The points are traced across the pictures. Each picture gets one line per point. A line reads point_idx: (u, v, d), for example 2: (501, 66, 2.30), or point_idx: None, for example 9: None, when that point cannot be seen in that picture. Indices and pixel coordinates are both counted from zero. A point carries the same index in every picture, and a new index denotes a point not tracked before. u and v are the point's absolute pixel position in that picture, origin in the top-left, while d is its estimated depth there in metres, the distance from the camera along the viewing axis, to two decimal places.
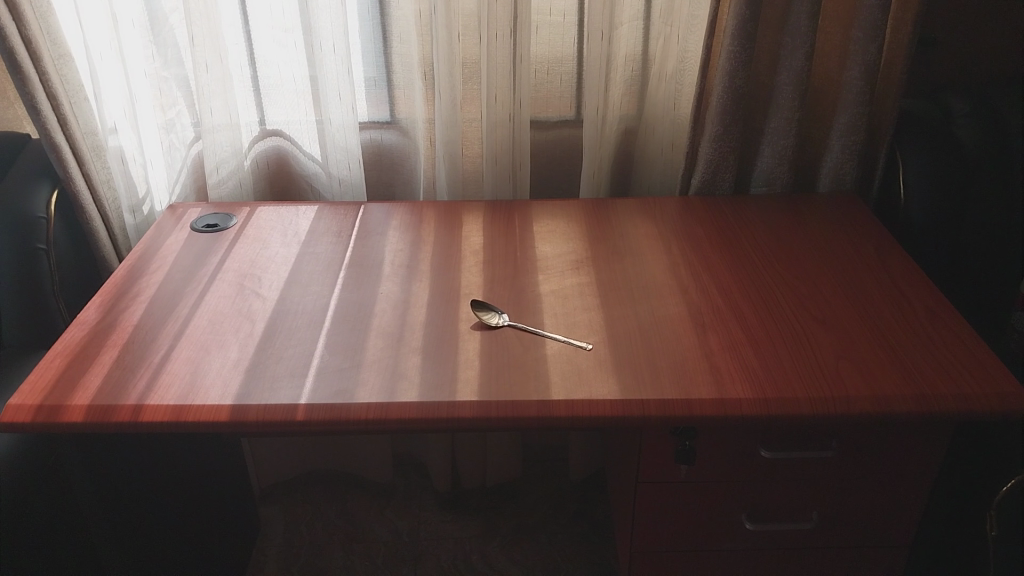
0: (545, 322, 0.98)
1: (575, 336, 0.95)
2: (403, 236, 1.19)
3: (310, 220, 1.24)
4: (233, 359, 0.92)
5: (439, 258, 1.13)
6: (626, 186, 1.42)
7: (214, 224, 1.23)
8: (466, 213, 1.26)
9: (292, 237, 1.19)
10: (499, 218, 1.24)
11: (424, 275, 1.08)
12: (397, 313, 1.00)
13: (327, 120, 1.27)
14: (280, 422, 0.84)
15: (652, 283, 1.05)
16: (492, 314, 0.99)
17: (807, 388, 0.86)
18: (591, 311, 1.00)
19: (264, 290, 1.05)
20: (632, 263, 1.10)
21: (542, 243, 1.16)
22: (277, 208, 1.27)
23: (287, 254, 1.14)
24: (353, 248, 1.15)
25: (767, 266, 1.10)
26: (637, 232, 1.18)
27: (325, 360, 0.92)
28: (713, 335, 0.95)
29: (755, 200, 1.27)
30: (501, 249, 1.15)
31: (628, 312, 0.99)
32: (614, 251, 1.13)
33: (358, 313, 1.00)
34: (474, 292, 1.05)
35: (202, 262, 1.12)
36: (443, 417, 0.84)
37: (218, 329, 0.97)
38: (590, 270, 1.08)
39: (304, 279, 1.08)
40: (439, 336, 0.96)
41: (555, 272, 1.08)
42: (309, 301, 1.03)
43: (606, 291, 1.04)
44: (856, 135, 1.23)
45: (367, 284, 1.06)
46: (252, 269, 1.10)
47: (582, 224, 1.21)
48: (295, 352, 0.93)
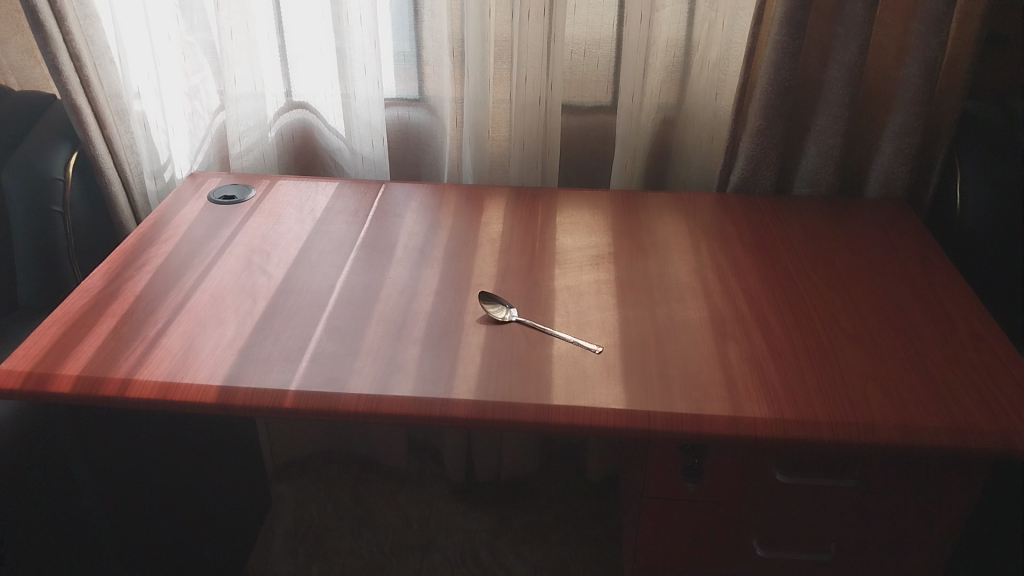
0: (556, 320, 0.93)
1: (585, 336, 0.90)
2: (422, 220, 1.15)
3: (327, 198, 1.21)
4: (229, 337, 0.89)
5: (454, 245, 1.08)
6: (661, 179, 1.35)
7: (231, 196, 1.20)
8: (489, 200, 1.21)
9: (307, 215, 1.16)
10: (523, 206, 1.18)
11: (436, 262, 1.04)
12: (403, 301, 0.96)
13: (353, 94, 1.23)
14: (268, 407, 0.81)
15: (674, 284, 0.99)
16: (499, 308, 0.94)
17: (830, 410, 0.80)
18: (605, 309, 0.94)
19: (270, 267, 1.02)
20: (655, 261, 1.04)
21: (564, 234, 1.10)
22: (296, 182, 1.25)
23: (300, 231, 1.11)
24: (368, 229, 1.11)
25: (801, 274, 1.03)
26: (666, 229, 1.12)
27: (322, 345, 0.88)
28: (734, 344, 0.89)
29: (796, 201, 1.19)
30: (520, 239, 1.09)
31: (646, 313, 0.93)
32: (639, 248, 1.07)
33: (364, 298, 0.96)
34: (485, 283, 1.00)
35: (213, 235, 1.10)
36: (436, 416, 0.80)
37: (218, 305, 0.94)
38: (609, 266, 1.03)
39: (313, 259, 1.04)
40: (442, 326, 0.91)
41: (572, 267, 1.03)
42: (315, 282, 0.99)
43: (624, 289, 0.98)
44: (910, 138, 1.14)
45: (376, 268, 1.02)
46: (262, 246, 1.07)
47: (609, 217, 1.15)
48: (292, 334, 0.90)
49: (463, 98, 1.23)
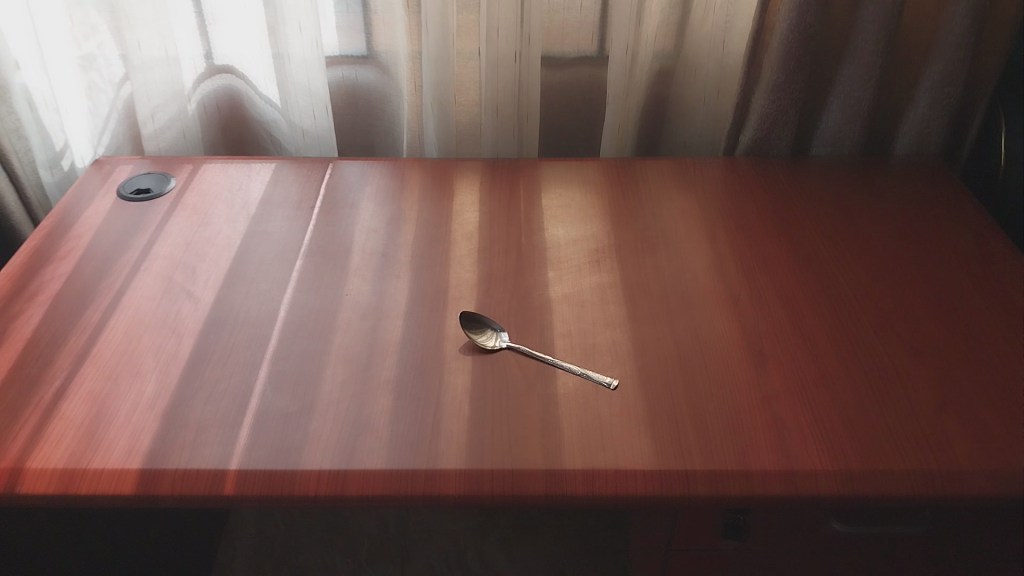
0: (556, 343, 0.76)
1: (594, 365, 0.73)
2: (381, 210, 0.95)
3: (264, 185, 1.00)
4: (148, 395, 0.71)
5: (423, 243, 0.89)
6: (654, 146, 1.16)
7: (145, 190, 0.99)
8: (459, 179, 1.01)
9: (240, 210, 0.95)
10: (499, 185, 0.99)
11: (402, 269, 0.85)
12: (364, 328, 0.78)
13: (287, 55, 1.01)
14: (202, 496, 0.64)
15: (693, 286, 0.82)
16: (486, 332, 0.76)
17: (903, 456, 0.64)
18: (615, 325, 0.77)
19: (198, 288, 0.83)
20: (666, 256, 0.87)
21: (554, 223, 0.92)
22: (225, 165, 1.04)
23: (232, 234, 0.91)
24: (315, 229, 0.92)
25: (837, 261, 0.86)
26: (672, 211, 0.94)
27: (268, 399, 0.71)
28: (776, 369, 0.72)
29: (818, 165, 1.02)
30: (501, 233, 0.91)
31: (664, 329, 0.77)
32: (645, 238, 0.90)
33: (317, 328, 0.78)
34: (464, 296, 0.82)
35: (124, 245, 0.89)
36: (419, 496, 0.63)
37: (133, 350, 0.76)
38: (613, 266, 0.85)
39: (250, 273, 0.85)
40: (418, 361, 0.74)
41: (568, 267, 0.85)
42: (253, 307, 0.81)
43: (634, 296, 0.81)
44: (952, 88, 0.98)
45: (329, 283, 0.84)
46: (184, 258, 0.87)
47: (605, 197, 0.97)
48: (229, 386, 0.72)
49: (423, 54, 1.01)
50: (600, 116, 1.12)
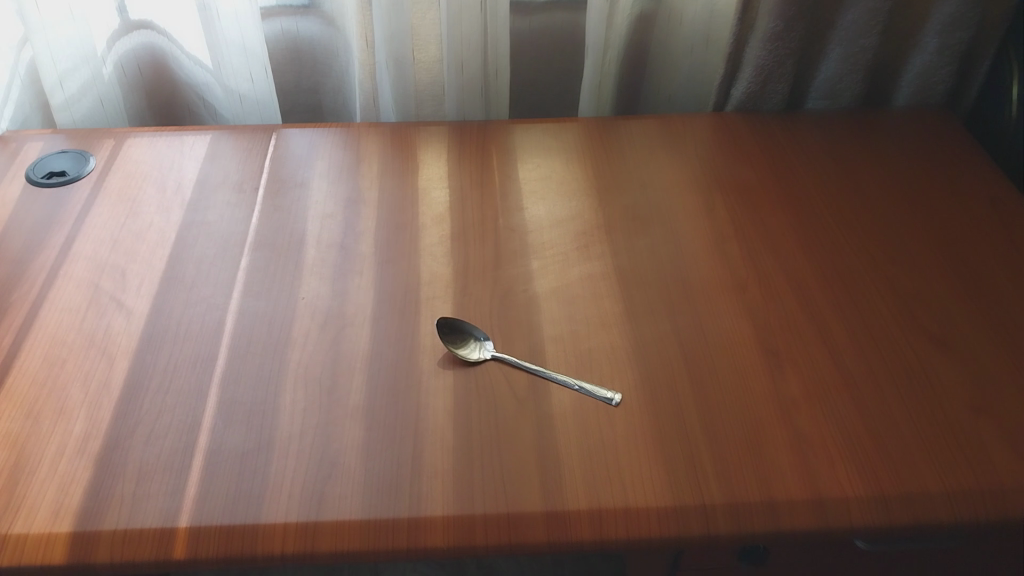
0: (546, 351, 0.67)
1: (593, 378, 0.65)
2: (336, 189, 0.84)
3: (199, 163, 0.87)
4: (76, 437, 0.61)
5: (387, 232, 0.79)
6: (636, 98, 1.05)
7: (59, 173, 0.85)
8: (421, 148, 0.90)
9: (173, 195, 0.83)
10: (468, 155, 0.88)
11: (365, 266, 0.76)
12: (326, 340, 0.69)
13: (214, 6, 0.87)
14: (147, 562, 0.55)
15: (696, 275, 0.74)
16: (468, 342, 0.67)
17: (942, 474, 0.58)
18: (613, 326, 0.69)
19: (129, 296, 0.72)
20: (661, 238, 0.78)
21: (533, 201, 0.82)
22: (152, 139, 0.90)
23: (165, 225, 0.79)
24: (263, 216, 0.80)
25: (847, 236, 0.78)
26: (662, 182, 0.85)
27: (220, 434, 0.61)
28: (794, 373, 0.65)
29: (817, 120, 0.93)
30: (475, 214, 0.81)
31: (667, 329, 0.69)
32: (636, 217, 0.81)
33: (271, 342, 0.68)
34: (439, 297, 0.72)
35: (39, 246, 0.77)
36: (403, 550, 0.55)
37: (55, 379, 0.65)
38: (604, 253, 0.76)
39: (189, 274, 0.74)
40: (390, 385, 0.65)
41: (553, 256, 0.76)
42: (195, 318, 0.70)
43: (630, 290, 0.73)
44: (962, 32, 0.89)
45: (281, 285, 0.73)
46: (111, 259, 0.75)
47: (588, 166, 0.87)
48: (172, 421, 0.62)
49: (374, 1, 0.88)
50: (577, 68, 1.00)
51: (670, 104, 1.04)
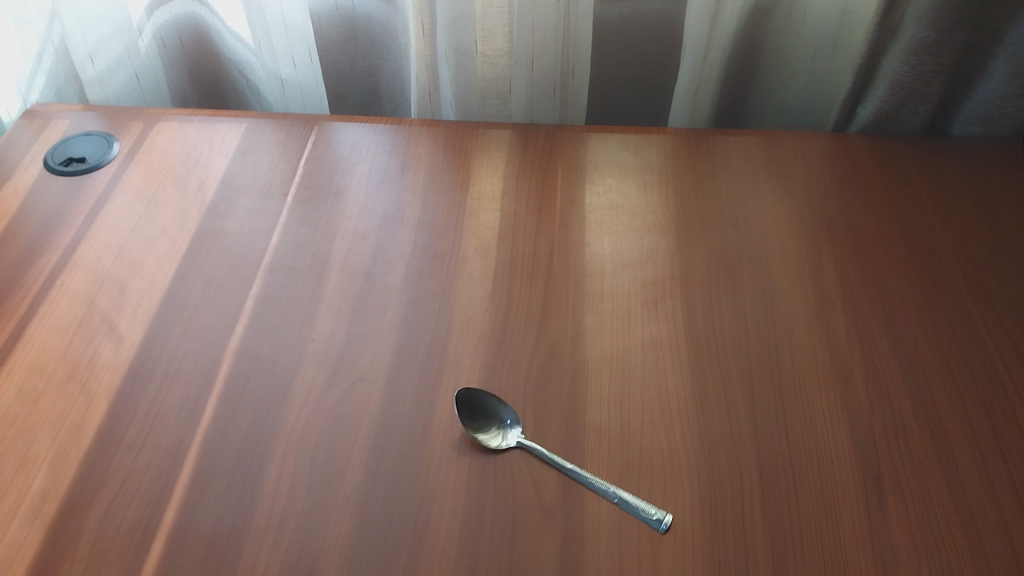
0: (585, 445, 0.55)
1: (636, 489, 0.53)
2: (374, 203, 0.72)
3: (229, 159, 0.77)
4: (33, 496, 0.53)
5: (423, 259, 0.67)
6: (741, 103, 0.89)
7: (79, 160, 0.77)
8: (477, 161, 0.77)
9: (194, 195, 0.73)
10: (530, 169, 0.76)
11: (389, 305, 0.64)
12: (330, 397, 0.58)
13: None
14: None
15: (788, 350, 0.60)
16: (490, 424, 0.56)
17: None
18: (676, 416, 0.57)
19: (123, 319, 0.63)
20: (750, 295, 0.64)
21: (599, 236, 0.69)
22: (185, 124, 0.81)
23: (178, 233, 0.70)
24: (287, 228, 0.70)
25: (991, 318, 0.62)
26: (760, 224, 0.70)
27: (190, 512, 0.53)
28: (899, 512, 0.51)
29: (965, 150, 0.76)
30: (527, 249, 0.68)
31: (743, 424, 0.56)
32: (723, 266, 0.66)
33: (267, 397, 0.59)
34: (468, 354, 0.60)
35: (43, 244, 0.69)
36: None
37: (26, 419, 0.57)
38: (677, 309, 0.63)
39: (192, 297, 0.65)
40: (395, 466, 0.55)
41: (614, 316, 0.63)
42: (190, 351, 0.61)
43: (703, 361, 0.60)
44: None
45: (290, 319, 0.63)
46: (112, 270, 0.67)
47: (671, 194, 0.73)
48: (139, 486, 0.54)
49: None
50: (674, 65, 0.85)
51: (781, 109, 0.88)
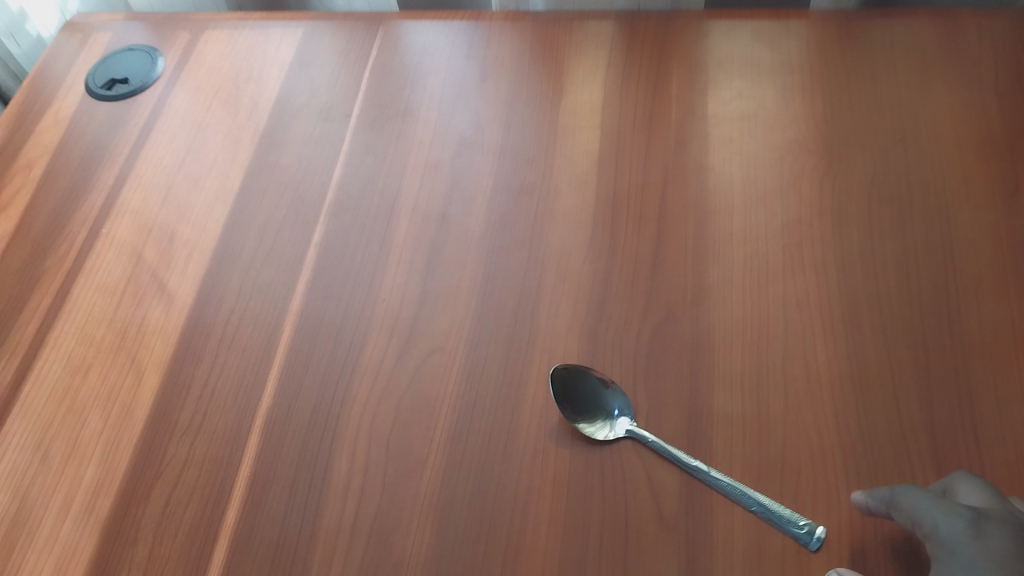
0: (711, 437, 0.45)
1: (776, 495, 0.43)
2: (448, 122, 0.61)
3: (284, 73, 0.66)
4: (84, 490, 0.47)
5: (507, 198, 0.57)
6: None
7: (121, 81, 0.67)
8: (571, 64, 0.64)
9: (246, 120, 0.64)
10: (637, 73, 0.62)
11: (467, 255, 0.54)
12: (405, 373, 0.50)
13: None
14: None
15: (973, 311, 0.48)
16: (594, 409, 0.46)
17: None
18: (828, 399, 0.46)
19: (173, 277, 0.56)
20: (925, 240, 0.51)
21: (725, 160, 0.56)
22: (234, 31, 0.70)
23: (230, 167, 0.61)
24: (351, 160, 0.60)
25: None
26: (933, 139, 0.55)
27: (253, 513, 0.46)
28: None
29: None
30: (634, 181, 0.56)
31: (915, 406, 0.45)
32: (884, 199, 0.53)
33: (332, 369, 0.50)
34: (563, 318, 0.51)
35: (86, 184, 0.62)
36: None
37: (74, 398, 0.51)
38: (826, 259, 0.51)
39: (247, 248, 0.56)
40: (482, 457, 0.46)
41: (741, 268, 0.51)
42: (247, 315, 0.53)
43: (863, 328, 0.48)
44: None
45: (355, 275, 0.54)
46: (160, 218, 0.59)
47: (817, 101, 0.59)
48: (197, 479, 0.47)
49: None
50: None
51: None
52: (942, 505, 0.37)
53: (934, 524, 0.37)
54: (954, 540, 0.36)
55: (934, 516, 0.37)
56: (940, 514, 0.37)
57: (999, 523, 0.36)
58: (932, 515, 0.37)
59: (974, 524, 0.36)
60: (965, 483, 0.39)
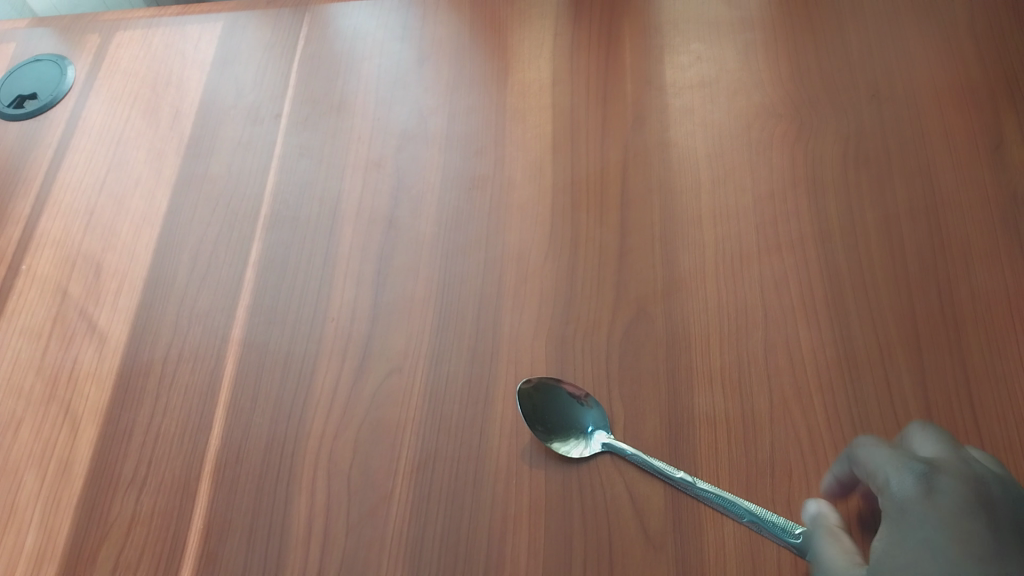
0: (695, 441, 0.42)
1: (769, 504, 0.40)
2: (388, 114, 0.56)
3: (206, 73, 0.61)
4: (25, 559, 0.44)
5: (458, 194, 0.52)
6: None
7: (30, 97, 0.62)
8: (515, 39, 0.59)
9: (169, 129, 0.58)
10: (588, 44, 0.57)
11: (419, 261, 0.50)
12: (362, 400, 0.46)
13: None
14: None
15: (964, 281, 0.44)
16: (567, 427, 0.43)
17: None
18: (817, 390, 0.42)
19: (104, 313, 0.51)
20: (908, 203, 0.47)
21: (687, 132, 0.52)
22: (148, 30, 0.64)
23: (155, 184, 0.56)
24: (286, 164, 0.55)
25: None
26: (908, 91, 0.51)
27: (210, 569, 0.42)
28: None
29: None
30: (592, 164, 0.52)
31: (908, 388, 0.41)
32: (860, 162, 0.49)
33: (283, 401, 0.46)
34: (528, 324, 0.47)
35: (1, 215, 0.56)
36: None
37: (6, 458, 0.47)
38: (804, 234, 0.47)
39: (181, 273, 0.52)
40: (451, 487, 0.42)
41: (714, 253, 0.47)
42: (186, 348, 0.49)
43: (847, 308, 0.44)
44: None
45: (301, 293, 0.50)
46: (84, 246, 0.54)
47: (782, 58, 0.54)
48: (146, 537, 0.43)
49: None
50: None
51: None
52: (897, 455, 0.35)
53: (886, 480, 0.35)
54: (907, 494, 0.34)
55: (887, 471, 0.35)
56: (894, 471, 0.35)
57: (953, 477, 0.34)
58: (885, 471, 0.35)
59: (927, 480, 0.34)
60: (919, 432, 0.37)
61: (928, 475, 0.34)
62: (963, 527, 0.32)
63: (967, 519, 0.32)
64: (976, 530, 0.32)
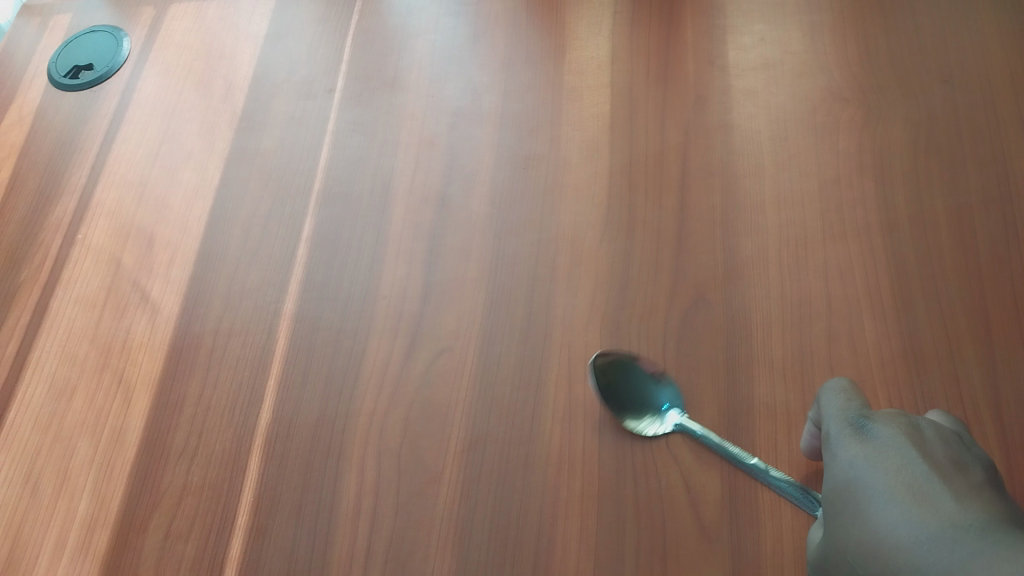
0: (753, 432, 0.41)
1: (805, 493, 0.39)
2: (441, 91, 0.56)
3: (259, 47, 0.60)
4: (79, 524, 0.44)
5: (512, 173, 0.51)
6: None
7: (86, 68, 0.62)
8: (572, 17, 0.57)
9: (222, 102, 0.58)
10: (647, 22, 0.56)
11: (471, 240, 0.50)
12: (412, 379, 0.46)
13: None
14: None
15: None
16: (640, 403, 0.42)
17: None
18: (880, 384, 0.41)
19: (157, 284, 0.51)
20: (982, 193, 0.46)
21: (749, 115, 0.51)
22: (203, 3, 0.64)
23: (208, 157, 0.56)
24: (339, 140, 0.55)
25: None
26: (983, 77, 0.49)
27: (259, 541, 0.42)
28: None
29: None
30: (650, 145, 0.51)
31: (978, 385, 0.40)
32: (931, 149, 0.47)
33: (334, 378, 0.46)
34: (582, 307, 0.46)
35: (56, 185, 0.57)
36: None
37: (61, 424, 0.48)
38: (870, 222, 0.46)
39: (233, 246, 0.52)
40: (502, 469, 0.42)
41: (775, 239, 0.46)
42: (238, 322, 0.49)
43: (914, 299, 0.43)
44: None
45: (352, 270, 0.50)
46: (137, 217, 0.54)
47: (850, 40, 0.52)
48: (197, 507, 0.44)
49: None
50: None
51: None
52: (842, 404, 0.34)
53: (829, 425, 0.33)
54: (837, 442, 0.32)
55: (830, 416, 0.33)
56: (834, 414, 0.33)
57: (887, 420, 0.31)
58: (828, 417, 0.34)
59: (861, 422, 0.32)
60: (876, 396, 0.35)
61: (861, 422, 0.32)
62: (885, 458, 0.30)
63: (893, 451, 0.30)
64: (899, 462, 0.29)
